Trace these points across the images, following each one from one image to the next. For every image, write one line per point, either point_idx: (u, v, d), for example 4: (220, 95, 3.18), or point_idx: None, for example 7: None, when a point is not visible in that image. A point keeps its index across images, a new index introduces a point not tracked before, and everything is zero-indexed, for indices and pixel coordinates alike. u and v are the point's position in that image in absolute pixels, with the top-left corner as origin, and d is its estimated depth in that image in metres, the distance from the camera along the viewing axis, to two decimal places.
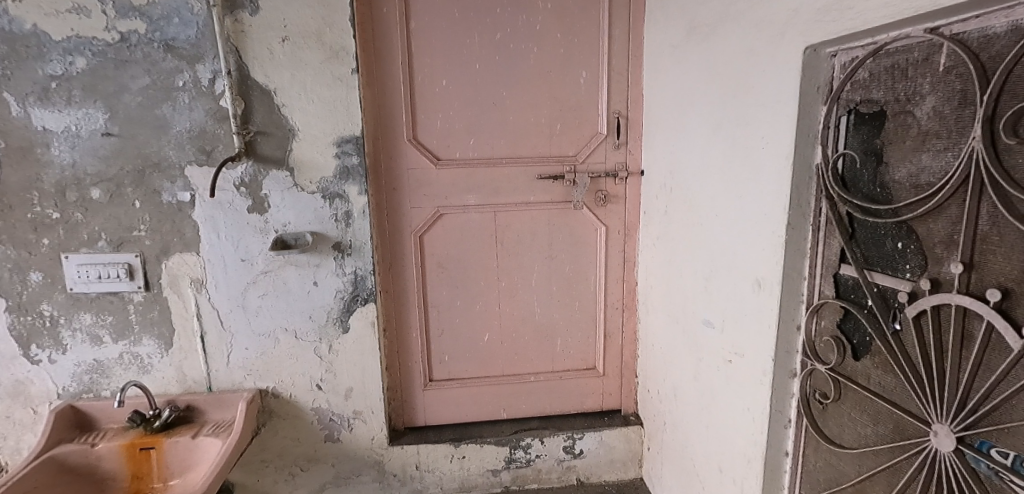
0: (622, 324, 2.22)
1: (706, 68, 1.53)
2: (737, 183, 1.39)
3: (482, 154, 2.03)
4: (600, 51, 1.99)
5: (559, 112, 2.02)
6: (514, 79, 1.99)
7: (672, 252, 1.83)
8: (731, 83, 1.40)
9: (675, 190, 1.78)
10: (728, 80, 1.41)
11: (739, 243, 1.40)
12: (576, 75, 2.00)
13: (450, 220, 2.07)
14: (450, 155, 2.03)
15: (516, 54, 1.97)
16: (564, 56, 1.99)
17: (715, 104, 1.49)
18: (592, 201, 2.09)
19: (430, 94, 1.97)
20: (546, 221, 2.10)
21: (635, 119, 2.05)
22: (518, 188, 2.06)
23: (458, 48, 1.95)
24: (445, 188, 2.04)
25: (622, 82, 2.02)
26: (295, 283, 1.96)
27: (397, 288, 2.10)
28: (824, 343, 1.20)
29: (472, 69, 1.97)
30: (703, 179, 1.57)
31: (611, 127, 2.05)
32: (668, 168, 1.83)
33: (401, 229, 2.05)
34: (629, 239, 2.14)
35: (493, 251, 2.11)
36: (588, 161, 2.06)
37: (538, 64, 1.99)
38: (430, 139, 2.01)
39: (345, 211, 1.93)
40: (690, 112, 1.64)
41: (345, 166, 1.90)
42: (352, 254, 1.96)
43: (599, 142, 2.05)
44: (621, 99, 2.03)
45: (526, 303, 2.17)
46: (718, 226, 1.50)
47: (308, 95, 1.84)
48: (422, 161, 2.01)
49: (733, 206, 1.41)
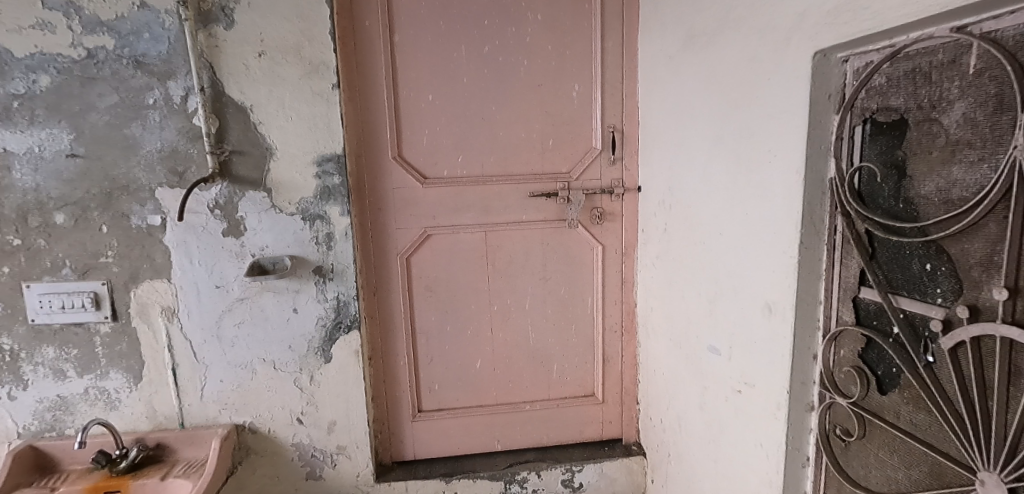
0: (621, 348, 2.11)
1: (707, 78, 1.44)
2: (742, 199, 1.29)
3: (471, 172, 1.93)
4: (593, 64, 1.91)
5: (551, 127, 1.93)
6: (503, 93, 1.90)
7: (673, 272, 1.73)
8: (734, 93, 1.31)
9: (675, 207, 1.68)
10: (730, 90, 1.33)
11: (746, 264, 1.29)
12: (568, 89, 1.92)
13: (438, 242, 1.97)
14: (437, 173, 1.93)
15: (504, 68, 1.89)
16: (555, 69, 1.90)
17: (716, 115, 1.40)
18: (587, 220, 1.99)
19: (416, 110, 1.88)
20: (539, 240, 2.00)
21: (632, 133, 1.96)
22: (509, 207, 1.96)
23: (444, 63, 1.86)
24: (433, 208, 1.94)
25: (616, 95, 1.93)
26: (273, 311, 1.85)
27: (383, 315, 1.98)
28: (845, 374, 1.09)
29: (459, 83, 1.88)
30: (704, 195, 1.48)
31: (606, 141, 1.96)
32: (667, 184, 1.73)
33: (386, 251, 1.94)
34: (626, 259, 2.04)
35: (484, 273, 2.00)
36: (583, 177, 1.97)
37: (528, 77, 1.90)
38: (416, 157, 1.91)
39: (326, 233, 1.83)
40: (690, 125, 1.55)
41: (326, 186, 1.80)
42: (334, 279, 1.85)
43: (593, 157, 1.96)
44: (616, 112, 1.94)
45: (520, 328, 2.06)
46: (722, 244, 1.40)
47: (286, 112, 1.75)
48: (408, 180, 1.91)
49: (739, 224, 1.31)
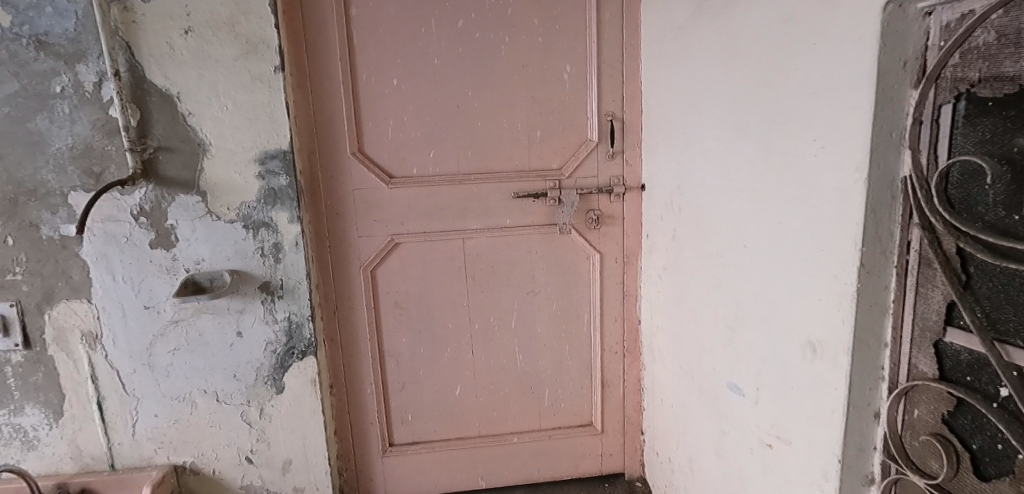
0: (623, 371, 1.82)
1: (727, 50, 1.14)
2: (775, 203, 0.99)
3: (444, 170, 1.65)
4: (588, 41, 1.61)
5: (538, 116, 1.64)
6: (481, 77, 1.61)
7: (683, 288, 1.44)
8: (764, 67, 1.01)
9: (686, 211, 1.39)
10: (759, 64, 1.03)
11: (779, 287, 1.00)
12: (558, 70, 1.62)
13: (407, 251, 1.68)
14: (405, 171, 1.64)
15: (481, 46, 1.60)
16: (542, 47, 1.61)
17: (738, 96, 1.10)
18: (581, 224, 1.70)
19: (378, 97, 1.59)
20: (526, 249, 1.71)
21: (634, 122, 1.66)
22: (490, 210, 1.67)
23: (409, 41, 1.57)
24: (401, 212, 1.65)
25: (615, 77, 1.63)
26: (213, 335, 1.58)
27: (345, 336, 1.71)
28: (920, 444, 0.80)
29: (428, 65, 1.59)
30: (722, 199, 1.19)
31: (603, 132, 1.66)
32: (677, 183, 1.44)
33: (347, 263, 1.67)
34: (628, 270, 1.74)
35: (462, 287, 1.72)
36: (576, 174, 1.68)
37: (511, 57, 1.61)
38: (380, 153, 1.62)
39: (273, 244, 1.55)
40: (704, 111, 1.25)
41: (271, 188, 1.52)
42: (284, 297, 1.58)
43: (588, 151, 1.66)
44: (614, 98, 1.65)
45: (505, 350, 1.78)
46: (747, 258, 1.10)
47: (220, 101, 1.47)
48: (370, 180, 1.63)
49: (770, 235, 1.02)
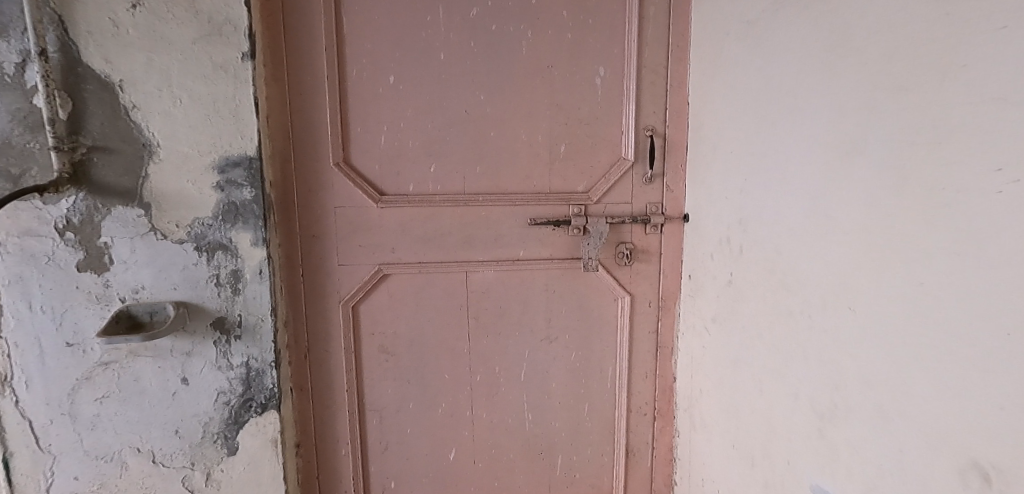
0: (652, 437, 1.51)
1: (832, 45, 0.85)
2: (935, 252, 0.70)
3: (447, 188, 1.36)
4: (626, 40, 1.34)
5: (563, 128, 1.36)
6: (496, 79, 1.33)
7: (743, 349, 1.14)
8: (910, 65, 0.72)
9: (754, 253, 1.09)
10: (903, 57, 0.74)
11: (954, 377, 0.69)
12: (590, 74, 1.35)
13: (397, 285, 1.38)
14: (399, 188, 1.35)
15: (498, 42, 1.32)
16: (571, 46, 1.33)
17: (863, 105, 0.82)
18: (610, 260, 1.41)
19: (371, 97, 1.31)
20: (542, 286, 1.41)
21: (678, 140, 1.37)
22: (500, 239, 1.38)
23: (410, 31, 1.30)
24: (392, 237, 1.36)
25: (657, 86, 1.36)
26: (153, 381, 1.27)
27: (317, 385, 1.40)
28: None
29: (433, 62, 1.31)
30: (817, 240, 0.90)
31: (640, 150, 1.38)
32: (739, 216, 1.14)
33: (323, 297, 1.36)
34: (663, 317, 1.44)
35: (463, 331, 1.42)
36: (606, 199, 1.39)
37: (533, 56, 1.33)
38: (369, 165, 1.33)
39: (231, 271, 1.25)
40: (788, 126, 0.97)
41: (231, 203, 1.23)
42: (242, 337, 1.27)
43: (621, 172, 1.38)
44: (656, 110, 1.37)
45: (512, 408, 1.47)
46: (866, 324, 0.81)
47: (174, 93, 1.18)
48: (356, 197, 1.33)
49: (924, 298, 0.72)
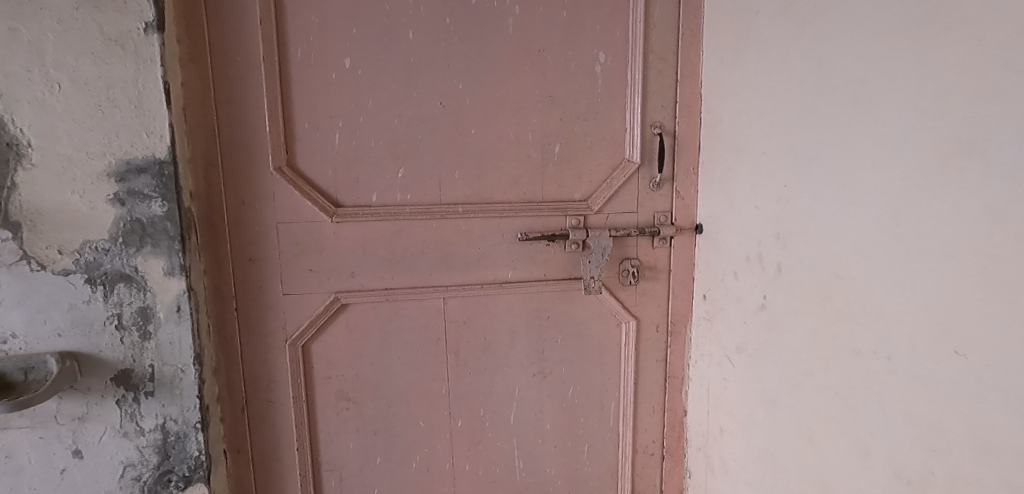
0: (660, 480, 1.31)
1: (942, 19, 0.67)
2: None
3: (418, 198, 1.11)
4: (631, 21, 1.13)
5: (557, 124, 1.14)
6: (478, 64, 1.10)
7: (784, 388, 0.96)
8: None
9: (796, 275, 0.91)
10: None
11: None
12: (588, 61, 1.13)
13: (359, 318, 1.12)
14: (359, 197, 1.09)
15: (479, 19, 1.08)
16: (566, 26, 1.11)
17: (981, 94, 0.63)
18: (613, 279, 1.20)
19: (321, 85, 1.05)
20: (534, 312, 1.19)
21: (688, 138, 1.18)
22: (485, 258, 1.15)
23: (370, 3, 1.04)
24: (351, 259, 1.09)
25: (665, 76, 1.16)
26: (31, 459, 0.95)
27: (258, 444, 1.13)
28: None
29: (399, 42, 1.06)
30: (915, 265, 0.71)
31: (646, 150, 1.18)
32: (775, 230, 0.96)
33: (264, 335, 1.09)
34: (673, 343, 1.25)
35: (441, 370, 1.17)
36: (608, 208, 1.18)
37: (521, 38, 1.10)
38: (320, 169, 1.07)
39: (138, 309, 0.96)
40: (859, 123, 0.78)
41: (135, 220, 0.93)
42: (156, 393, 0.98)
43: (626, 177, 1.17)
44: (664, 104, 1.17)
45: (499, 456, 1.24)
46: (995, 373, 0.64)
47: (50, 73, 0.88)
48: (304, 210, 1.06)
49: None
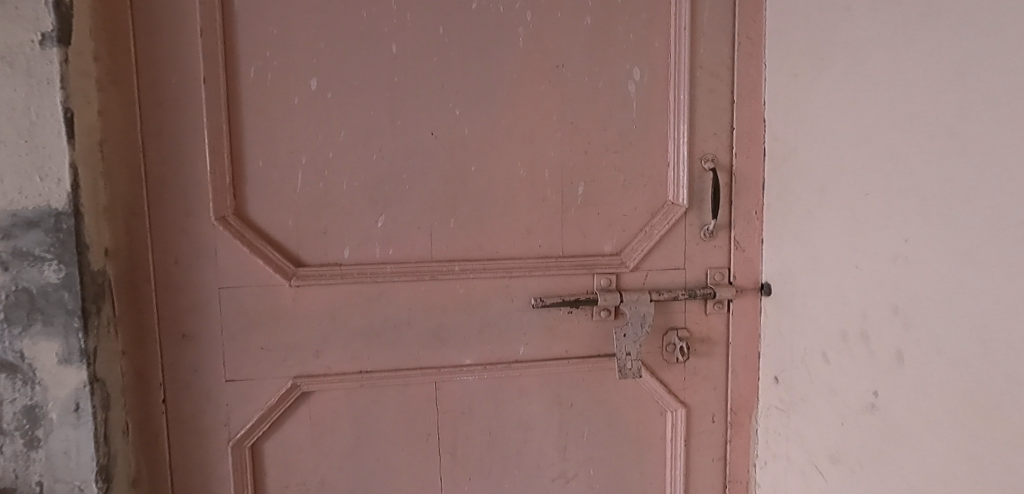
0: None
1: None
2: None
3: (404, 252, 0.87)
4: (672, 27, 0.89)
5: (581, 158, 0.90)
6: (479, 84, 0.86)
7: None
8: None
9: (933, 368, 0.64)
10: None
11: None
12: (620, 79, 0.89)
13: (325, 409, 0.86)
14: (327, 254, 0.85)
15: (482, 28, 0.86)
16: (591, 35, 0.88)
17: None
18: (654, 356, 0.93)
19: (279, 113, 0.82)
20: (553, 399, 0.92)
21: (749, 175, 0.92)
22: (489, 330, 0.89)
23: (343, 9, 0.82)
24: (315, 334, 0.84)
25: (717, 96, 0.91)
26: None
27: None
28: None
29: (380, 58, 0.84)
30: None
31: (696, 190, 0.92)
32: (891, 301, 0.69)
33: (200, 433, 0.84)
34: (734, 437, 0.96)
35: (431, 474, 0.90)
36: (647, 263, 0.92)
37: (534, 50, 0.87)
38: (277, 219, 0.83)
39: (25, 407, 0.71)
40: None
41: (22, 290, 0.70)
42: None
43: (670, 224, 0.91)
44: (717, 131, 0.92)
45: None
46: None
47: None
48: (255, 271, 0.82)
49: None
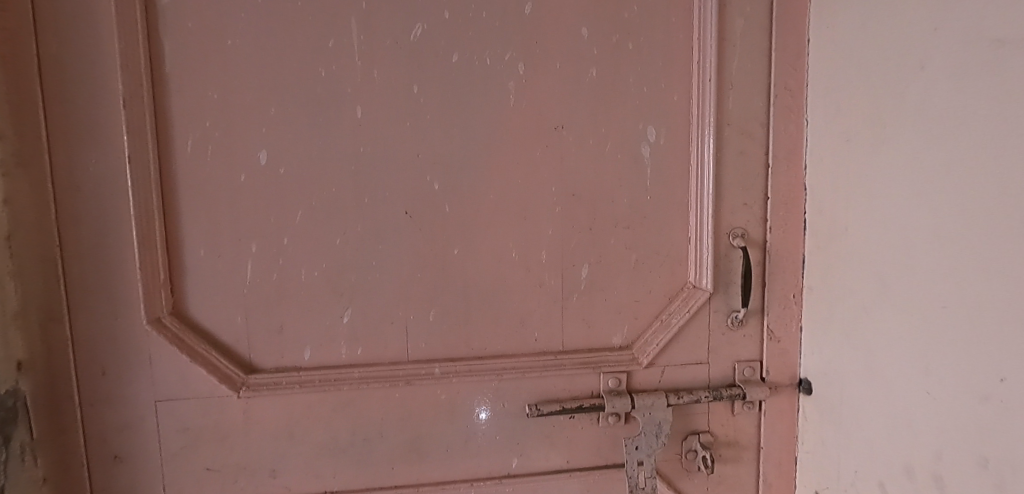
0: None
1: None
2: None
3: (374, 352, 0.73)
4: (695, 78, 0.74)
5: (585, 236, 0.75)
6: (462, 152, 0.72)
7: None
8: None
9: None
10: None
11: None
12: (632, 141, 0.74)
13: None
14: (284, 357, 0.72)
15: (465, 85, 0.71)
16: (596, 88, 0.73)
17: None
18: (672, 463, 0.80)
19: (222, 194, 0.69)
20: None
21: (786, 253, 0.77)
22: (476, 440, 0.76)
23: (296, 67, 0.68)
24: (271, 450, 0.72)
25: (749, 160, 0.76)
26: None
27: None
28: None
29: (342, 124, 0.70)
30: None
31: (722, 271, 0.78)
32: (979, 450, 0.54)
33: None
34: None
35: None
36: (664, 358, 0.78)
37: (528, 109, 0.72)
38: (222, 318, 0.70)
39: None
40: None
41: None
42: None
43: (691, 313, 0.77)
44: (748, 201, 0.77)
45: None
46: None
47: None
48: (197, 382, 0.70)
49: None
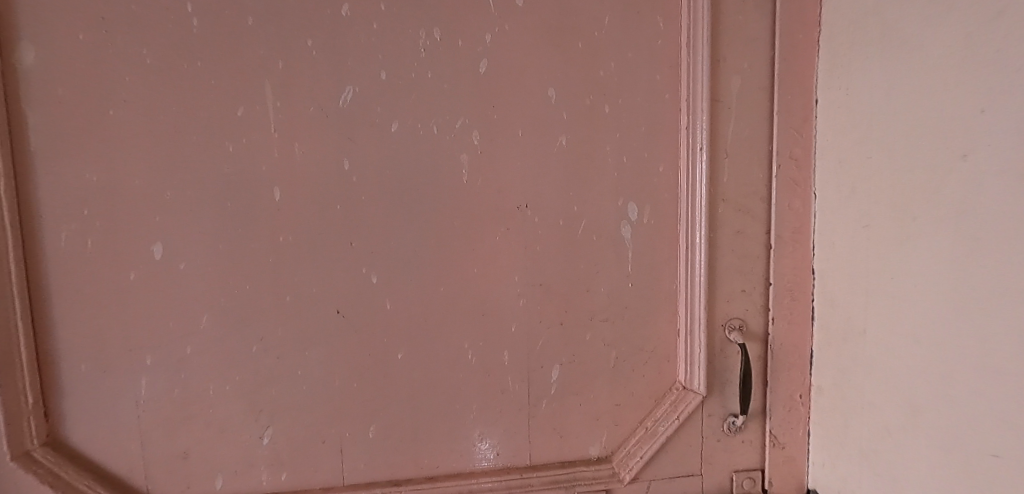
0: None
1: None
2: None
3: (303, 477, 0.61)
4: (684, 147, 0.62)
5: (555, 333, 0.63)
6: (406, 238, 0.60)
7: None
8: None
9: None
10: None
11: None
12: (610, 221, 0.63)
13: None
14: (192, 487, 0.60)
15: (409, 160, 0.59)
16: (566, 161, 0.61)
17: None
18: None
19: (108, 296, 0.56)
20: None
21: (790, 348, 0.66)
22: None
23: (197, 142, 0.56)
24: None
25: (746, 240, 0.65)
26: None
27: None
28: None
29: (257, 209, 0.57)
30: None
31: (715, 370, 0.66)
32: None
33: None
34: None
35: None
36: (649, 472, 0.66)
37: (485, 187, 0.60)
38: (114, 445, 0.58)
39: None
40: None
41: None
42: None
43: (680, 420, 0.65)
44: (745, 288, 0.66)
45: None
46: None
47: None
48: None
49: None
